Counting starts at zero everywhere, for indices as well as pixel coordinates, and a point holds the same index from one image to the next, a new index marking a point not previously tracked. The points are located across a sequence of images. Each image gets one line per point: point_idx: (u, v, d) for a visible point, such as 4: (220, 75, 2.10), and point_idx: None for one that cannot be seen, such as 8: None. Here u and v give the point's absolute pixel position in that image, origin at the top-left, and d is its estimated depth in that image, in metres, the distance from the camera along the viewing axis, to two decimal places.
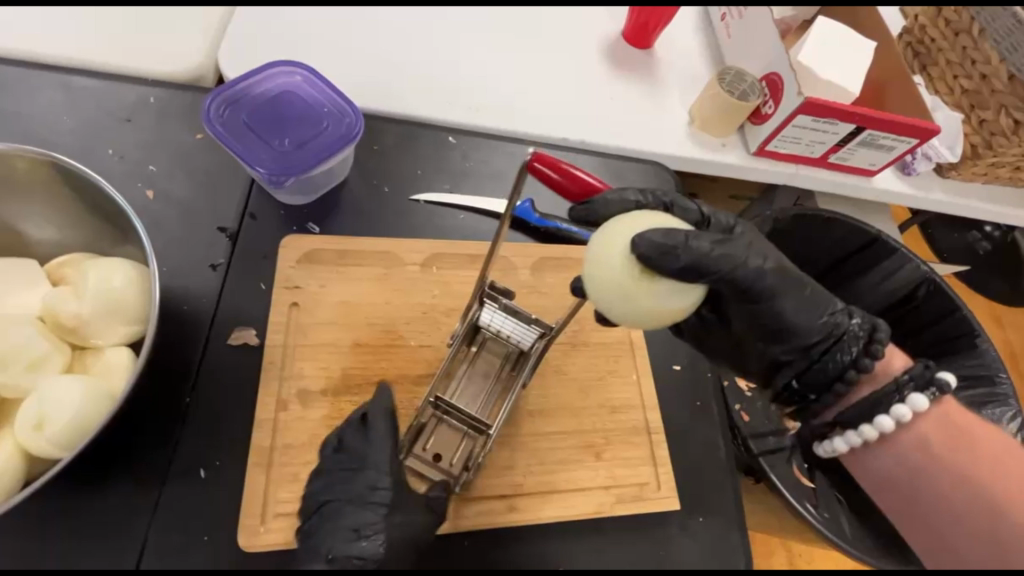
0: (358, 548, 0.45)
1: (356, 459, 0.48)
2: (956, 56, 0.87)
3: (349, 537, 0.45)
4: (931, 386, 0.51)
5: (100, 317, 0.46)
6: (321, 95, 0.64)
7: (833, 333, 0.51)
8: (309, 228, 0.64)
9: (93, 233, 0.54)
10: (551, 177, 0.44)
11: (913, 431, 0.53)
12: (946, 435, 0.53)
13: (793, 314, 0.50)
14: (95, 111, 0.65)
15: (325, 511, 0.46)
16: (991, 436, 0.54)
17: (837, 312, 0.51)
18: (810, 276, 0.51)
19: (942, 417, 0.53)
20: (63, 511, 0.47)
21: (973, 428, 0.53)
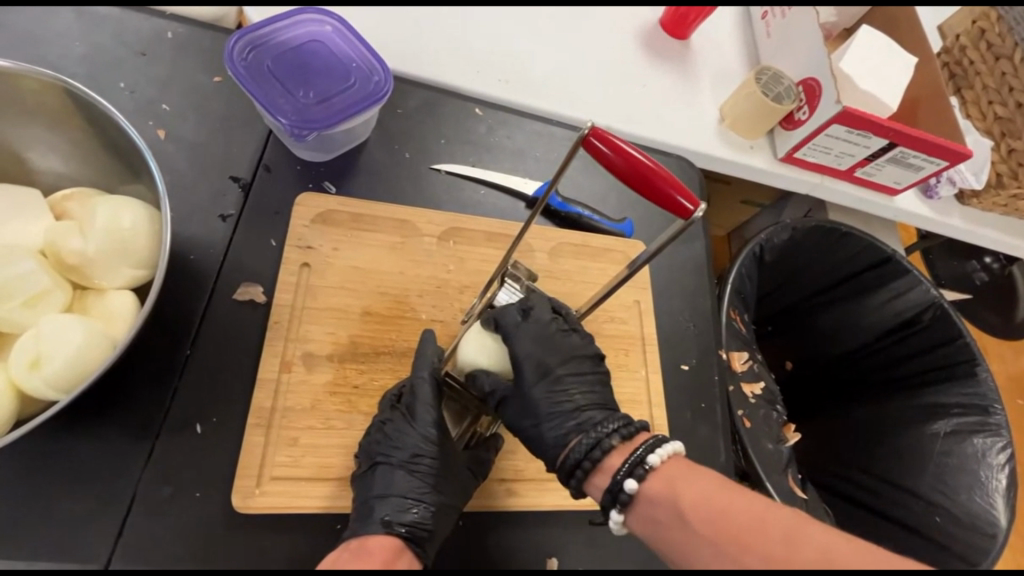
0: (408, 516, 0.46)
1: (404, 425, 0.49)
2: (994, 82, 0.85)
3: (400, 502, 0.47)
4: (620, 495, 0.45)
5: (105, 256, 0.43)
6: (350, 49, 0.61)
7: (593, 436, 0.47)
8: (325, 187, 0.61)
9: (102, 168, 0.51)
10: (601, 153, 0.41)
11: (651, 495, 0.45)
12: (657, 513, 0.44)
13: (566, 421, 0.49)
14: (108, 40, 0.62)
15: (375, 472, 0.47)
16: (693, 493, 0.44)
17: (582, 426, 0.48)
18: (558, 392, 0.49)
19: (665, 474, 0.45)
20: (56, 452, 0.45)
21: (696, 486, 0.44)
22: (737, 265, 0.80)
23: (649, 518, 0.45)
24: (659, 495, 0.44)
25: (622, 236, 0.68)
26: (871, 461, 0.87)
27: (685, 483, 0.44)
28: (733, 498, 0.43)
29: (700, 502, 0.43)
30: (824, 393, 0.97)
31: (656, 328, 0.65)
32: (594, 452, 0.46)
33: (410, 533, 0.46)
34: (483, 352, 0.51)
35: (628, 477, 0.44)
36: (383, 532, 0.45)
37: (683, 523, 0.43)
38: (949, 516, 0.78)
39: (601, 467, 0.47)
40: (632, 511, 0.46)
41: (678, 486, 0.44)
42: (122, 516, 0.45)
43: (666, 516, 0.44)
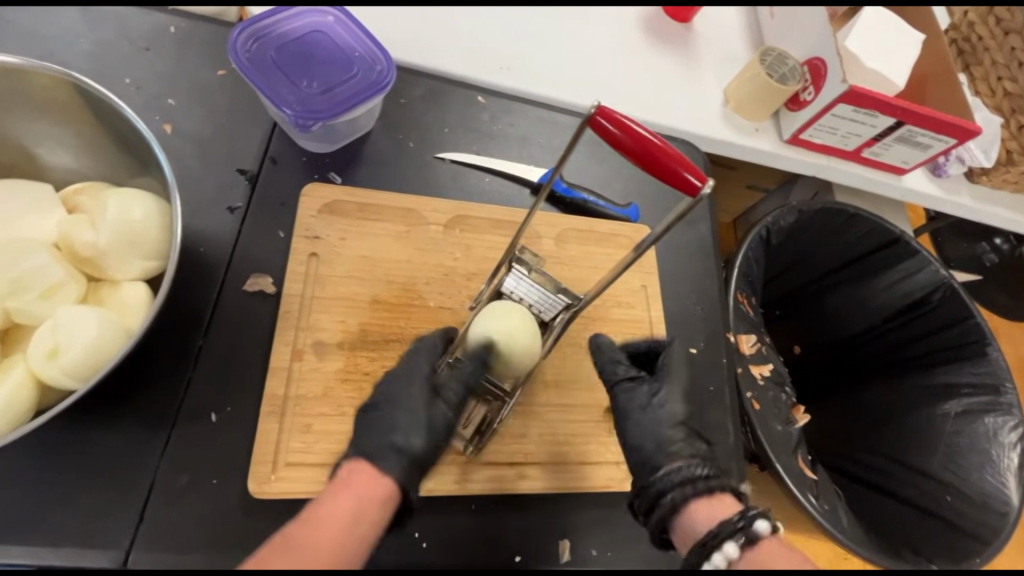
0: (392, 439, 0.45)
1: (406, 372, 0.50)
2: (1003, 57, 0.84)
3: (388, 435, 0.45)
4: (746, 528, 0.45)
5: (118, 248, 0.44)
6: (352, 39, 0.61)
7: (689, 471, 0.49)
8: (331, 178, 0.62)
9: (111, 163, 0.52)
10: (609, 131, 0.41)
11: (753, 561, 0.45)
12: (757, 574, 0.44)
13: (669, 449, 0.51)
14: (112, 36, 0.62)
15: (371, 411, 0.48)
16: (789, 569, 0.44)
17: (661, 455, 0.52)
18: (641, 416, 0.54)
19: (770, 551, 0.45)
20: (75, 442, 0.46)
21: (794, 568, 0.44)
22: (743, 248, 0.80)
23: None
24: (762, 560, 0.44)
25: (628, 221, 0.68)
26: (881, 443, 0.87)
27: (764, 561, 0.45)
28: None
29: None
30: (833, 377, 0.97)
31: (664, 311, 0.66)
32: (694, 485, 0.48)
33: (402, 474, 0.44)
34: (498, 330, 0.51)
35: (729, 539, 0.44)
36: (364, 460, 0.44)
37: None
38: (960, 495, 0.78)
39: (687, 512, 0.48)
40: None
41: (766, 568, 0.44)
42: (141, 504, 0.45)
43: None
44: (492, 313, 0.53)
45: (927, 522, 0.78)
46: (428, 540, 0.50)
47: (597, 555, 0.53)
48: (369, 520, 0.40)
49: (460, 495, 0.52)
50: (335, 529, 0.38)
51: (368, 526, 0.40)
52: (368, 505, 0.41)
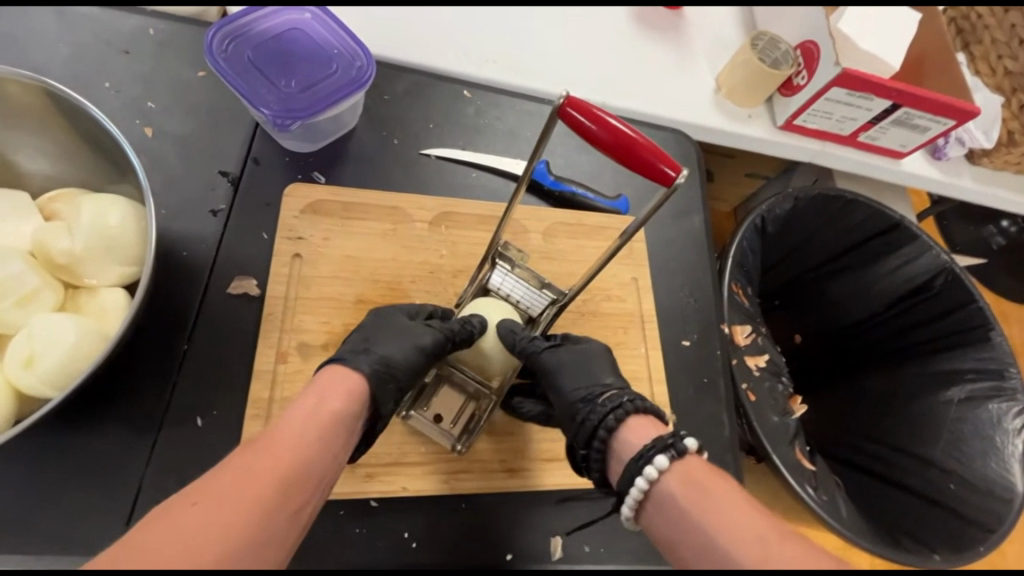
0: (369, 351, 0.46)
1: (396, 312, 0.52)
2: (1003, 35, 0.82)
3: (365, 345, 0.47)
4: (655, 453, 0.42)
5: (94, 254, 0.44)
6: (331, 35, 0.60)
7: (611, 403, 0.47)
8: (315, 177, 0.61)
9: (90, 168, 0.52)
10: (582, 124, 0.40)
11: (670, 487, 0.42)
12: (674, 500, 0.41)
13: (599, 383, 0.49)
14: (91, 40, 0.61)
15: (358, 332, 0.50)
16: (714, 496, 0.40)
17: (589, 395, 0.49)
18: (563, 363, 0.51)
19: (687, 476, 0.42)
20: (60, 449, 0.46)
21: (717, 492, 0.41)
22: (738, 238, 0.78)
23: (669, 510, 0.42)
24: (679, 490, 0.42)
25: (618, 213, 0.67)
26: (883, 431, 0.86)
27: (695, 481, 0.42)
28: (752, 511, 0.39)
29: (711, 505, 0.40)
30: (834, 366, 0.96)
31: (655, 304, 0.65)
32: (614, 415, 0.46)
33: (373, 371, 0.44)
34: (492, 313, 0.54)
35: (659, 453, 0.42)
36: (336, 364, 0.44)
37: (692, 528, 0.40)
38: (963, 483, 0.77)
39: (618, 438, 0.46)
40: (648, 503, 0.43)
41: (702, 489, 0.41)
42: (129, 509, 0.45)
43: (678, 520, 0.41)
44: (476, 308, 0.55)
45: (929, 511, 0.77)
46: (418, 539, 0.50)
47: (589, 552, 0.52)
48: (334, 420, 0.40)
49: (449, 493, 0.52)
50: (299, 433, 0.38)
51: (334, 426, 0.40)
52: (334, 407, 0.41)
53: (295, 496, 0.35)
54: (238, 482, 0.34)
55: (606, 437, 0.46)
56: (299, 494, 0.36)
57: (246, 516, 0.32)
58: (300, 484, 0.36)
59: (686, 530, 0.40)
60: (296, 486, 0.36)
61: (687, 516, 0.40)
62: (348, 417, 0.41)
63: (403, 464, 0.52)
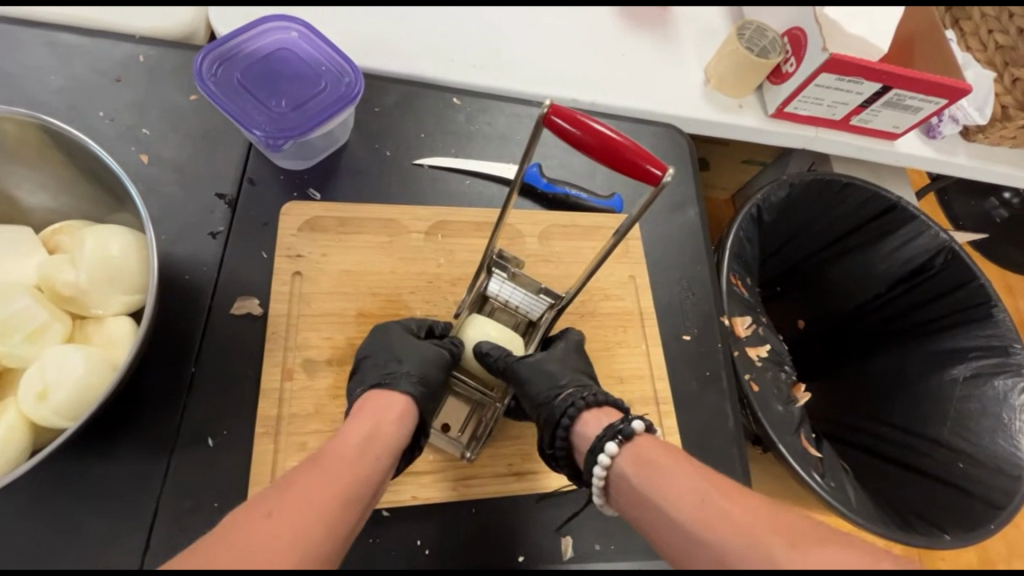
0: (400, 371, 0.48)
1: (388, 329, 0.53)
2: (993, 9, 0.81)
3: (395, 366, 0.48)
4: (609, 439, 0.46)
5: (98, 285, 0.44)
6: (318, 52, 0.60)
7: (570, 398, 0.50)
8: (310, 194, 0.62)
9: (90, 199, 0.52)
10: (569, 131, 0.41)
11: (625, 468, 0.44)
12: (632, 481, 0.44)
13: (558, 383, 0.51)
14: (83, 70, 0.62)
15: (362, 355, 0.51)
16: (666, 471, 0.42)
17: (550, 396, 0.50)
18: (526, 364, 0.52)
19: (637, 455, 0.44)
20: (76, 476, 0.47)
21: (666, 466, 0.43)
22: (734, 228, 0.78)
23: (628, 491, 0.44)
24: (632, 470, 0.44)
25: (612, 213, 0.68)
26: (890, 413, 0.86)
27: (643, 458, 0.44)
28: (697, 475, 0.42)
29: (664, 481, 0.42)
30: (838, 351, 0.96)
31: (653, 301, 0.65)
32: (573, 409, 0.49)
33: (417, 391, 0.47)
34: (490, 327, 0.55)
35: (609, 441, 0.45)
36: (377, 390, 0.47)
37: (646, 504, 0.42)
38: (973, 461, 0.77)
39: (576, 432, 0.49)
40: (611, 488, 0.46)
41: (650, 465, 0.43)
42: (147, 532, 0.46)
43: (634, 498, 0.43)
44: (478, 319, 0.55)
45: (939, 490, 0.78)
46: (431, 546, 0.51)
47: (600, 550, 0.53)
48: (387, 445, 0.42)
49: (460, 499, 0.53)
50: (353, 452, 0.40)
51: (384, 448, 0.42)
52: (388, 430, 0.43)
53: (349, 515, 0.37)
54: (300, 494, 0.35)
55: (566, 433, 0.49)
56: (349, 515, 0.37)
57: (307, 529, 0.34)
58: (351, 504, 0.37)
59: (641, 507, 0.43)
60: (348, 504, 0.37)
61: (639, 494, 0.43)
62: (398, 443, 0.44)
63: (410, 473, 0.53)
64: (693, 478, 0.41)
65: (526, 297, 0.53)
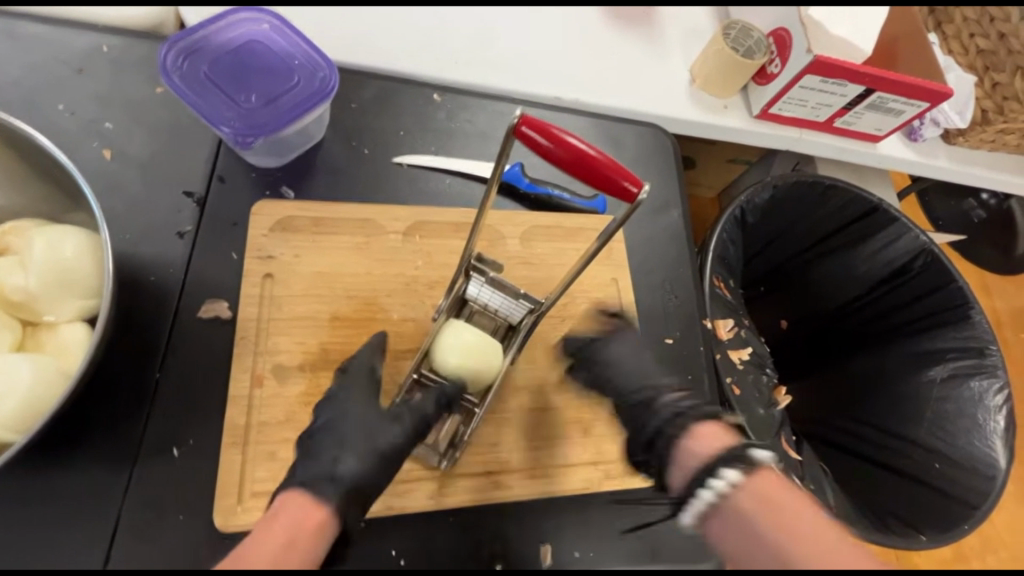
0: (340, 462, 0.45)
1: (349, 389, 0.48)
2: (974, 13, 0.81)
3: (332, 460, 0.44)
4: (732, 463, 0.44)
5: (50, 290, 0.42)
6: (291, 46, 0.58)
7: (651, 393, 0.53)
8: (283, 193, 0.60)
9: (46, 197, 0.50)
10: (543, 146, 0.40)
11: (740, 505, 0.42)
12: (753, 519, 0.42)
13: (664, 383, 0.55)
14: (42, 60, 0.59)
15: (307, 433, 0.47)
16: (800, 514, 0.41)
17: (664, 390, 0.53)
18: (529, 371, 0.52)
19: (762, 493, 0.42)
20: (33, 489, 0.45)
21: (793, 510, 0.41)
22: (718, 230, 0.77)
23: (738, 528, 0.42)
24: (754, 506, 0.42)
25: (595, 214, 0.67)
26: (869, 414, 0.86)
27: (767, 493, 0.42)
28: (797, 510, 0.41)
29: (783, 523, 0.40)
30: (819, 353, 0.96)
31: (636, 304, 0.64)
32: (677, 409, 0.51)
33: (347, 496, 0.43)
34: (452, 353, 0.51)
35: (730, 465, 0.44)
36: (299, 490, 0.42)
37: (762, 546, 0.40)
38: (949, 463, 0.78)
39: (685, 446, 0.48)
40: (712, 517, 0.44)
41: (774, 506, 0.42)
42: (107, 546, 0.44)
43: (748, 537, 0.41)
44: (453, 325, 0.53)
45: (917, 491, 0.78)
46: (406, 556, 0.50)
47: (580, 557, 0.52)
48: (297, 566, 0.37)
49: (436, 509, 0.51)
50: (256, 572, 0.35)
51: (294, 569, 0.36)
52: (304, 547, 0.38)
53: None
54: None
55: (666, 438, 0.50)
56: None
57: None
58: None
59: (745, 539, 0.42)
60: None
61: (758, 536, 0.41)
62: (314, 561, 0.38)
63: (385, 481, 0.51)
64: (812, 524, 0.40)
65: (504, 301, 0.52)
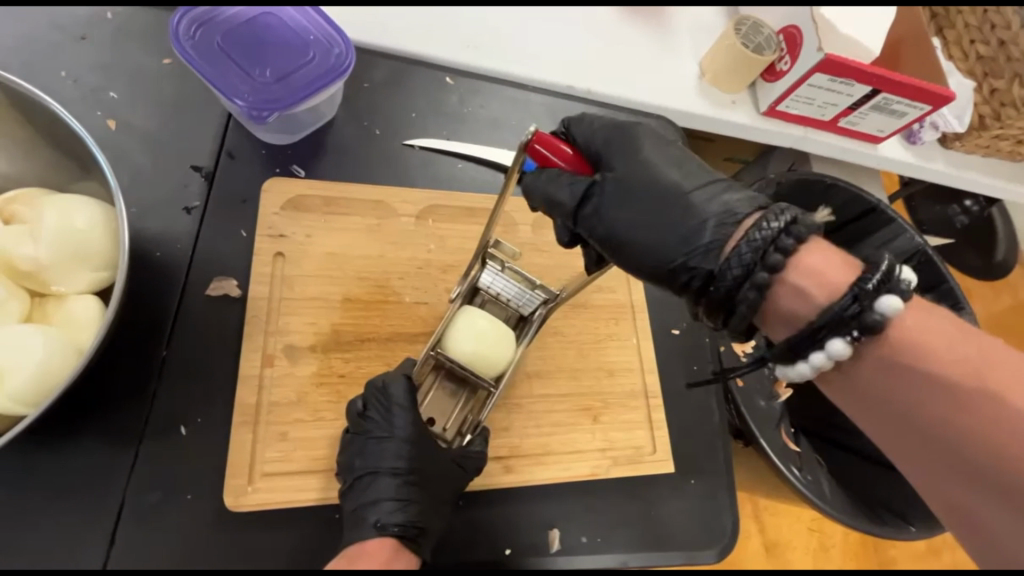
0: (400, 515, 0.46)
1: (383, 430, 0.47)
2: (976, 19, 0.81)
3: (380, 508, 0.46)
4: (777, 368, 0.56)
5: (62, 261, 0.41)
6: (305, 20, 0.56)
7: None
8: (293, 171, 0.59)
9: (49, 165, 0.48)
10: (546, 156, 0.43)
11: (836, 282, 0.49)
12: (866, 370, 0.39)
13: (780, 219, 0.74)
14: (42, 24, 0.57)
15: (355, 483, 0.47)
16: (921, 341, 0.38)
17: None
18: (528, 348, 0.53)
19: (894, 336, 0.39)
20: (39, 465, 0.44)
21: (919, 335, 0.38)
22: None
23: (851, 379, 0.40)
24: (873, 367, 0.39)
25: None
26: None
27: (926, 328, 0.39)
28: (972, 339, 0.39)
29: (901, 364, 0.38)
30: None
31: (645, 295, 0.65)
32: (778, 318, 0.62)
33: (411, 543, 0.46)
34: (467, 343, 0.50)
35: (834, 337, 0.38)
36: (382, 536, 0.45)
37: (874, 388, 0.39)
38: None
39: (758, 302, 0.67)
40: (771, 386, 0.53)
41: None
42: (115, 523, 0.44)
43: (866, 385, 0.40)
44: (469, 311, 0.52)
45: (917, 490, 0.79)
46: None
47: (586, 542, 0.53)
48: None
49: None
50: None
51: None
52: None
53: None
54: None
55: None
56: None
57: None
58: None
59: (968, 393, 0.37)
60: None
61: (870, 382, 0.40)
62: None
63: None
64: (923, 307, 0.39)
65: (514, 292, 0.52)
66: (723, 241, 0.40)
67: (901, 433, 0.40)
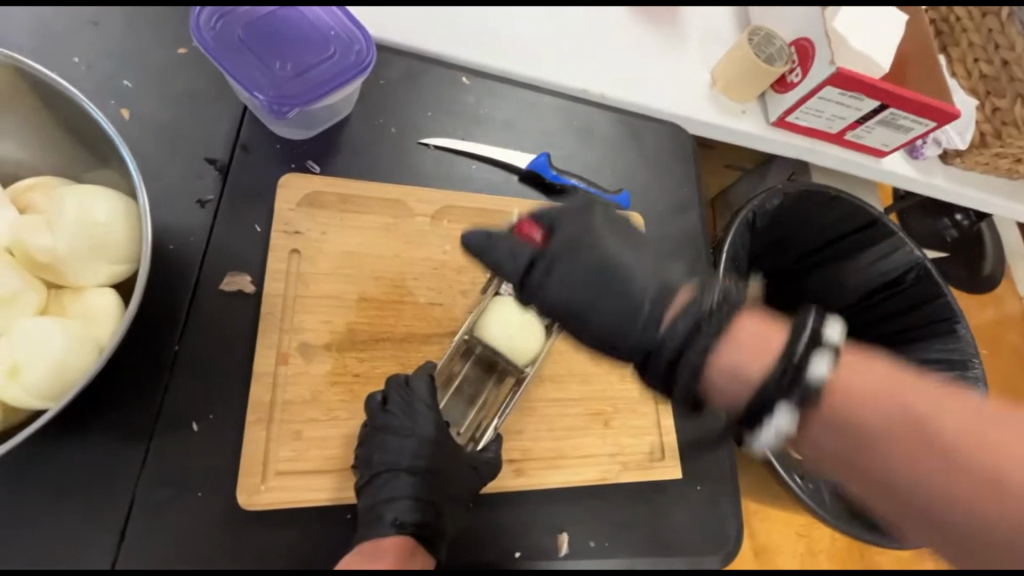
0: (416, 514, 0.47)
1: (402, 427, 0.47)
2: (980, 39, 0.82)
3: (393, 505, 0.46)
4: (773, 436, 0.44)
5: (79, 253, 0.41)
6: (325, 15, 0.56)
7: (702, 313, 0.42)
8: (309, 167, 0.58)
9: (64, 154, 0.48)
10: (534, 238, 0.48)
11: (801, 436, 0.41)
12: (828, 432, 0.40)
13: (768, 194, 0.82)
14: (55, 9, 0.56)
15: (370, 482, 0.47)
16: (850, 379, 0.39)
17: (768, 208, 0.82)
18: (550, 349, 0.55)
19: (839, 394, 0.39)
20: (50, 457, 0.44)
21: (866, 407, 0.39)
22: (731, 235, 0.78)
23: (825, 447, 0.40)
24: (839, 406, 0.39)
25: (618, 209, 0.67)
26: None
27: (870, 392, 0.39)
28: (915, 388, 0.40)
29: (863, 416, 0.39)
30: None
31: None
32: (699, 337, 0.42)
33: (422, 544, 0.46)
34: (501, 330, 0.53)
35: (779, 407, 0.39)
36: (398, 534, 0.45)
37: (845, 437, 0.39)
38: None
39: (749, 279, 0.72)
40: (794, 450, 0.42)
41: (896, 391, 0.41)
42: (126, 518, 0.43)
43: (842, 428, 0.39)
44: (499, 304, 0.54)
45: None
46: None
47: (595, 546, 0.53)
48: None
49: None
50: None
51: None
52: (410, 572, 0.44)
53: None
54: None
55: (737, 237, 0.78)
56: None
57: None
58: None
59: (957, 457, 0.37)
60: None
61: (842, 427, 0.39)
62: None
63: None
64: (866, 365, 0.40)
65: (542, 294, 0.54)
66: (659, 313, 0.44)
67: (916, 494, 0.39)
